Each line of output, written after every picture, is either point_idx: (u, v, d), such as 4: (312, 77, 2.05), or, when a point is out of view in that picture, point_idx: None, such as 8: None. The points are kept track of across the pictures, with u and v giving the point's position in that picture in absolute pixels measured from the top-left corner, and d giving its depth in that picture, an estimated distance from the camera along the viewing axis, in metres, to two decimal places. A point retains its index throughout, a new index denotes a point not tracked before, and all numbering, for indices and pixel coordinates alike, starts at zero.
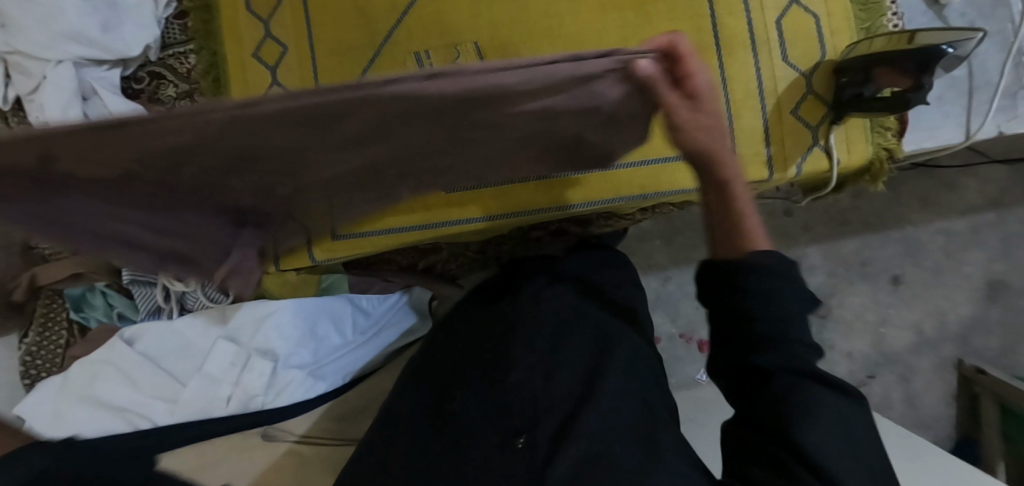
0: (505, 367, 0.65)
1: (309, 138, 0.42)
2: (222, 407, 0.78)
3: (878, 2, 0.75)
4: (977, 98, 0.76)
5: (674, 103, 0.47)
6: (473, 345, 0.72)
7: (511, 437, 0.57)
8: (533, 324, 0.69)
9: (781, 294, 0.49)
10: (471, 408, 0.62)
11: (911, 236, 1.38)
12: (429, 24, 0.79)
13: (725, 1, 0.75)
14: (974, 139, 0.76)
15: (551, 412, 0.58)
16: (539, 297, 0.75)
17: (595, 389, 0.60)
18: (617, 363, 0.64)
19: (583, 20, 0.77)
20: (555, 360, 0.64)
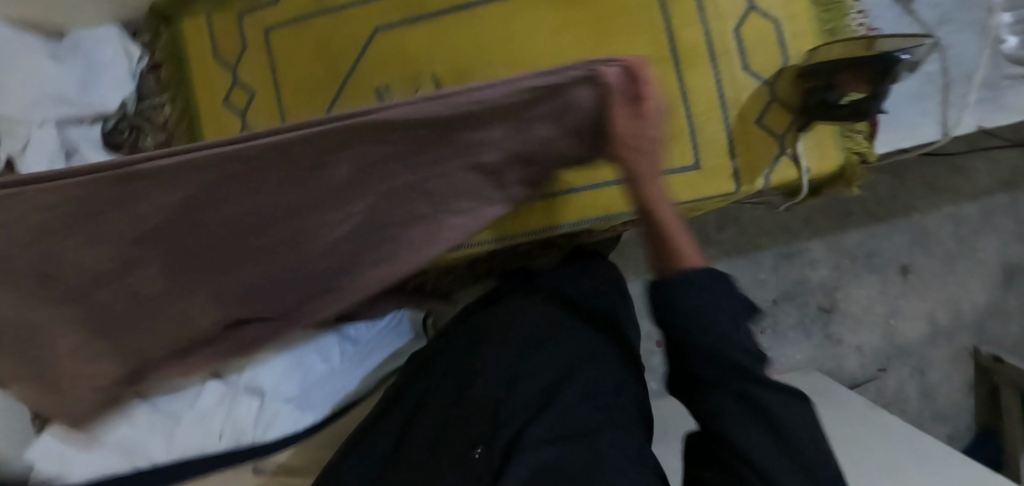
0: (472, 378, 0.66)
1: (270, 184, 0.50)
2: (216, 442, 0.81)
3: (841, 2, 0.73)
4: (954, 92, 0.73)
5: (626, 118, 0.47)
6: (449, 360, 0.73)
7: (471, 449, 0.59)
8: (503, 337, 0.70)
9: (708, 305, 0.46)
10: (435, 420, 0.65)
11: (919, 224, 1.34)
12: (388, 59, 0.80)
13: (680, 13, 0.74)
14: (952, 135, 0.73)
15: (509, 419, 0.59)
16: (515, 310, 0.75)
17: (555, 395, 0.60)
18: (586, 369, 0.63)
19: (538, 43, 0.77)
20: (519, 367, 0.65)
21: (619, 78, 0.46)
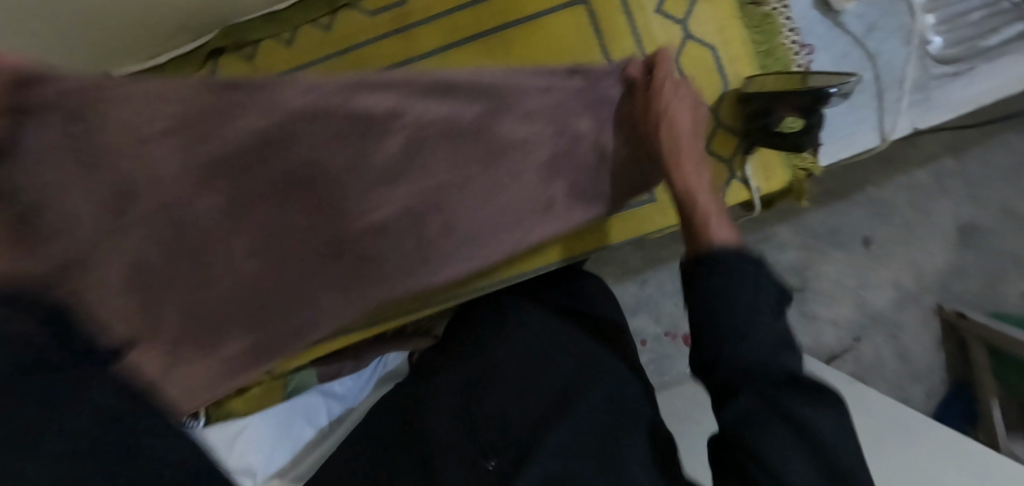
0: (477, 392, 0.67)
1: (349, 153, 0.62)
2: None
3: (772, 23, 0.75)
4: (887, 97, 0.76)
5: (666, 79, 0.61)
6: (447, 367, 0.73)
7: (480, 459, 0.61)
8: (512, 347, 0.70)
9: (737, 287, 0.50)
10: (441, 428, 0.66)
11: (877, 197, 1.38)
12: (394, 44, 0.79)
13: (619, 50, 0.75)
14: (890, 141, 0.76)
15: (516, 435, 0.62)
16: (517, 314, 0.74)
17: (561, 404, 0.62)
18: (589, 377, 0.64)
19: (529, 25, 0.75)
20: (525, 379, 0.66)
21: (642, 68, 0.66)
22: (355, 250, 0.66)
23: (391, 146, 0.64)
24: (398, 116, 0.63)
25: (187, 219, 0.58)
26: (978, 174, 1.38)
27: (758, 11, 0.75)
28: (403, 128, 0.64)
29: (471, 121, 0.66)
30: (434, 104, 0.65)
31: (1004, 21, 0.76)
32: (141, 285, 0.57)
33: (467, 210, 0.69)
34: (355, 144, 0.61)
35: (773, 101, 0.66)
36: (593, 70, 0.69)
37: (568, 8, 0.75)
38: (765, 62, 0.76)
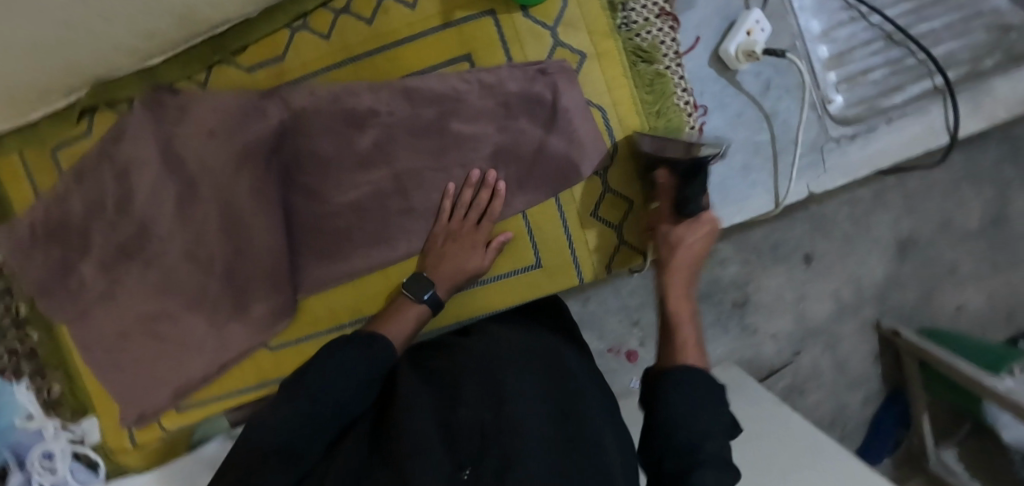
0: (454, 399, 0.53)
1: (435, 147, 0.73)
2: None
3: (663, 82, 0.71)
4: (782, 160, 0.74)
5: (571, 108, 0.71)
6: (411, 375, 0.59)
7: (455, 467, 0.46)
8: (493, 357, 0.58)
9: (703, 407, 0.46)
10: (414, 421, 0.49)
11: (820, 213, 1.24)
12: (273, 60, 0.74)
13: (505, 105, 0.72)
14: (783, 206, 0.74)
15: (504, 433, 0.47)
16: (490, 334, 0.65)
17: (546, 421, 0.51)
18: (569, 402, 0.55)
19: (421, 51, 0.72)
20: (506, 383, 0.53)
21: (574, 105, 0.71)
22: (319, 223, 0.75)
23: (365, 139, 0.73)
24: (468, 99, 0.72)
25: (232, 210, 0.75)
26: (917, 189, 1.26)
27: (648, 69, 0.71)
28: (378, 126, 0.72)
29: (430, 121, 0.72)
30: (472, 120, 0.72)
31: (909, 79, 0.74)
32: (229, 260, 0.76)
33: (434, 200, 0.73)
34: (306, 132, 0.73)
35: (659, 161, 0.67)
36: (494, 98, 0.71)
37: (455, 65, 0.72)
38: (654, 124, 0.72)
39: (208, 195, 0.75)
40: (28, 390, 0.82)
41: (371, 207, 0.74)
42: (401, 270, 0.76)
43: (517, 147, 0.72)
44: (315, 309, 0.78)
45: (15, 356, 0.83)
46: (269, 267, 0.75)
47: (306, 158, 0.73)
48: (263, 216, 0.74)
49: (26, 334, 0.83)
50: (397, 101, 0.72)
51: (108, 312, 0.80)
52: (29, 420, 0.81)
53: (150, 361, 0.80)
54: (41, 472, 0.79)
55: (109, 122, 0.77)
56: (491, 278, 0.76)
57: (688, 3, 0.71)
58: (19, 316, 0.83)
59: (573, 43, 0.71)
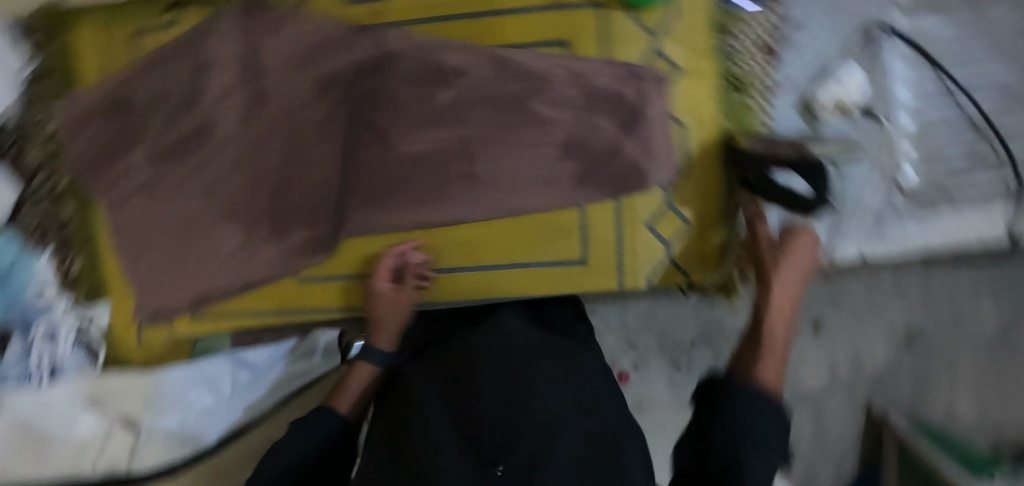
0: (472, 388, 0.54)
1: (510, 121, 0.72)
2: (87, 471, 0.77)
3: (748, 112, 0.72)
4: (842, 216, 0.75)
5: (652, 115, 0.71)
6: (419, 375, 0.60)
7: (484, 462, 0.47)
8: (503, 346, 0.58)
9: (755, 414, 0.46)
10: (435, 428, 0.52)
11: (838, 284, 1.25)
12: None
13: (589, 97, 0.71)
14: (832, 259, 0.75)
15: (526, 431, 0.48)
16: (503, 320, 0.65)
17: (567, 416, 0.52)
18: (584, 398, 0.56)
19: (519, 22, 0.71)
20: (523, 375, 0.54)
21: (656, 112, 0.71)
22: (377, 168, 0.74)
23: (444, 97, 0.72)
24: (555, 84, 0.72)
25: (296, 135, 0.75)
26: None
27: (736, 98, 0.72)
28: (459, 86, 0.72)
29: (511, 95, 0.72)
30: (554, 103, 0.72)
31: (983, 171, 0.74)
32: (276, 182, 0.76)
33: (496, 171, 0.73)
34: (390, 78, 0.73)
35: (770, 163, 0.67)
36: (580, 87, 0.71)
37: (549, 46, 0.71)
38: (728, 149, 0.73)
39: (275, 114, 0.76)
40: (48, 263, 0.83)
41: (432, 165, 0.73)
42: (445, 236, 0.75)
43: (589, 141, 0.72)
44: (350, 251, 0.76)
45: (44, 225, 0.83)
46: (318, 199, 0.75)
47: (382, 101, 0.73)
48: (327, 150, 0.75)
49: (62, 207, 0.82)
50: (485, 68, 0.72)
51: (143, 204, 0.79)
52: (44, 293, 0.83)
53: (173, 261, 0.79)
54: (44, 343, 0.81)
55: (194, 20, 0.77)
56: (532, 263, 0.75)
57: (792, 43, 0.72)
58: (58, 189, 0.82)
59: (669, 53, 0.71)
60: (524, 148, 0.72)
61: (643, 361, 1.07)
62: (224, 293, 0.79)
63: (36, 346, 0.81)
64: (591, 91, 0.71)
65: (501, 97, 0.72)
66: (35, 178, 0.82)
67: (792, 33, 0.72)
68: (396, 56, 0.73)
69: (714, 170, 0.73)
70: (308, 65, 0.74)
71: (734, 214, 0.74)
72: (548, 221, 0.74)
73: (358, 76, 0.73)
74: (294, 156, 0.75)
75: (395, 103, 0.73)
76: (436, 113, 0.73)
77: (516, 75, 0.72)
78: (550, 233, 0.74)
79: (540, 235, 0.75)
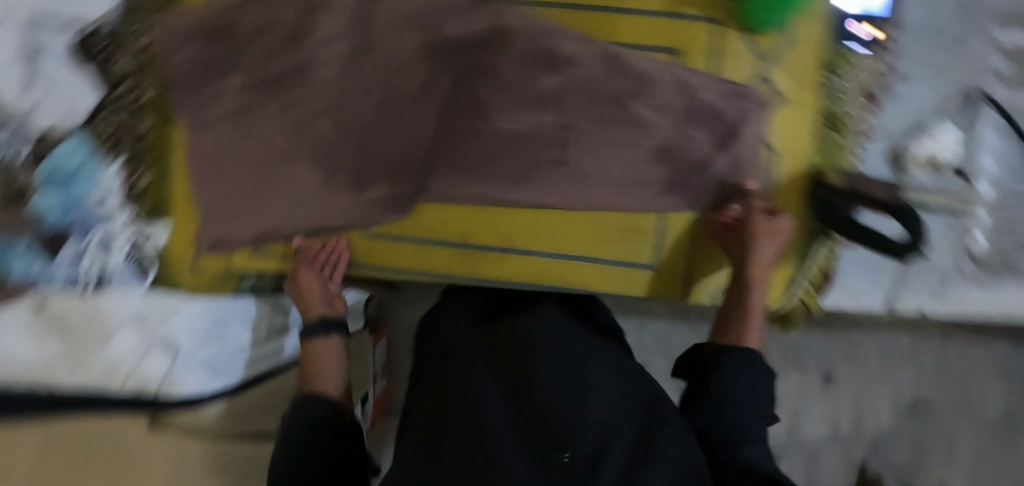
0: (531, 387, 0.59)
1: (608, 117, 0.73)
2: (120, 385, 0.82)
3: (840, 153, 0.73)
4: (910, 271, 0.76)
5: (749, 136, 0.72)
6: (478, 368, 0.66)
7: (553, 450, 0.51)
8: (555, 354, 0.65)
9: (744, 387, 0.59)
10: (495, 414, 0.57)
11: (854, 340, 1.26)
12: None
13: (690, 108, 0.72)
14: (892, 311, 0.77)
15: (588, 427, 0.53)
16: (551, 326, 0.71)
17: (621, 414, 0.57)
18: (636, 398, 0.61)
19: (637, 25, 0.73)
20: (578, 380, 0.60)
21: (753, 134, 0.72)
22: (469, 140, 0.75)
23: (550, 81, 0.73)
24: (659, 89, 0.72)
25: (394, 92, 0.76)
26: (957, 363, 1.23)
27: (833, 136, 0.73)
28: (566, 74, 0.73)
29: (616, 91, 0.73)
30: (655, 107, 0.73)
31: None
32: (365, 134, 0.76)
33: (585, 163, 0.74)
34: (500, 55, 0.74)
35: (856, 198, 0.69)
36: (683, 97, 0.72)
37: (661, 52, 0.73)
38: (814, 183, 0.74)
39: (375, 68, 0.76)
40: (117, 172, 0.83)
41: (525, 146, 0.74)
42: (522, 217, 0.76)
43: (681, 151, 0.73)
44: (427, 216, 0.77)
45: (120, 134, 0.83)
46: (402, 158, 0.76)
47: (487, 75, 0.74)
48: (421, 112, 0.75)
49: (142, 119, 0.82)
50: (596, 61, 0.73)
51: (230, 131, 0.79)
52: (105, 202, 0.82)
53: (248, 192, 0.79)
54: (96, 252, 0.82)
55: None
56: (605, 260, 0.76)
57: (894, 94, 0.74)
58: (142, 100, 0.82)
59: (776, 81, 0.72)
60: (616, 147, 0.73)
61: None
62: (292, 232, 0.80)
63: (88, 253, 0.82)
64: (693, 103, 0.72)
65: (605, 92, 0.73)
66: (120, 86, 0.82)
67: (895, 84, 0.74)
68: (512, 35, 0.73)
69: (794, 202, 0.74)
70: (420, 26, 0.75)
71: (809, 249, 0.74)
72: (627, 221, 0.75)
73: (469, 46, 0.74)
74: (388, 113, 0.76)
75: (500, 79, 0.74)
76: (538, 97, 0.73)
77: (625, 73, 0.72)
78: (627, 233, 0.75)
79: (616, 233, 0.75)
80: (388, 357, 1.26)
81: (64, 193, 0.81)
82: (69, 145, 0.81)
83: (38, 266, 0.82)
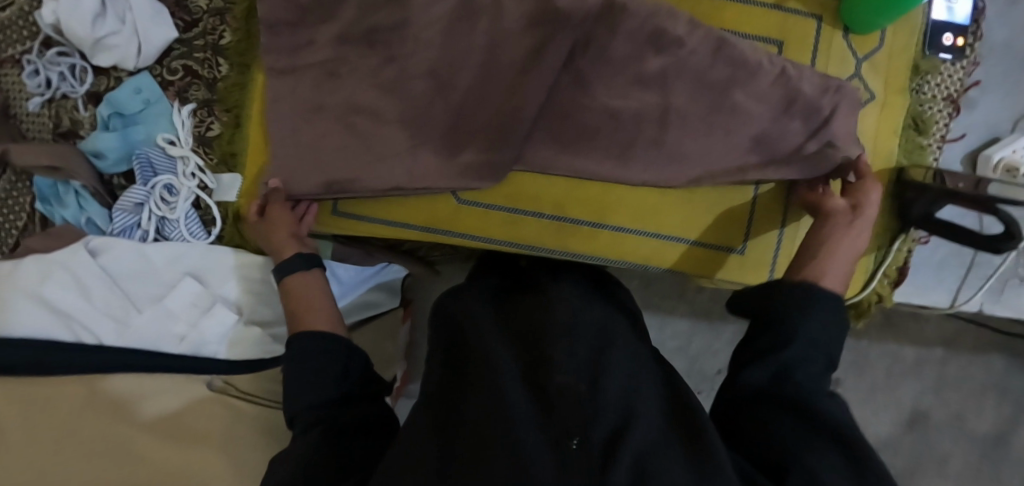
0: (544, 363, 0.51)
1: (710, 103, 0.73)
2: (171, 345, 0.74)
3: (922, 155, 0.77)
4: (974, 272, 0.81)
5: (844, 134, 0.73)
6: (484, 336, 0.56)
7: (560, 434, 0.43)
8: (571, 330, 0.56)
9: (809, 321, 0.55)
10: (508, 381, 0.48)
11: (856, 346, 1.13)
12: None
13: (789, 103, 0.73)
14: (956, 309, 0.81)
15: (603, 414, 0.45)
16: (566, 303, 0.62)
17: (641, 402, 0.49)
18: (655, 394, 0.53)
19: (743, 18, 0.74)
20: (597, 364, 0.52)
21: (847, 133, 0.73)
22: (567, 114, 0.73)
23: (655, 63, 0.71)
24: (763, 78, 0.72)
25: (490, 60, 0.71)
26: (958, 377, 1.12)
27: (917, 139, 0.77)
28: (674, 55, 0.71)
29: (718, 80, 0.72)
30: (758, 97, 0.72)
31: None
32: (457, 99, 0.72)
33: (684, 148, 0.74)
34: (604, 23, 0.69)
35: (941, 197, 0.71)
36: (785, 88, 0.72)
37: (767, 44, 0.74)
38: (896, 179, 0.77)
39: (467, 23, 0.71)
40: (186, 115, 0.77)
41: (628, 126, 0.74)
42: (622, 193, 0.76)
43: (777, 141, 0.73)
44: (523, 185, 0.76)
45: (194, 77, 0.78)
46: (494, 125, 0.72)
47: (591, 45, 0.70)
48: (517, 79, 0.71)
49: (216, 63, 0.77)
50: (705, 44, 0.71)
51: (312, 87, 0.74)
52: (169, 146, 0.77)
53: (322, 152, 0.74)
54: (157, 203, 0.76)
55: None
56: (693, 240, 0.79)
57: (971, 103, 0.80)
58: (219, 44, 0.78)
59: (869, 82, 0.75)
60: (713, 132, 0.73)
61: None
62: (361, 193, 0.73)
63: (148, 203, 0.76)
64: (795, 95, 0.72)
65: (710, 77, 0.72)
66: (195, 26, 0.78)
67: (972, 92, 0.80)
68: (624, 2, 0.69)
69: None
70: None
71: (890, 243, 0.77)
72: (721, 203, 0.77)
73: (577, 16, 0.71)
74: (482, 77, 0.72)
75: (606, 54, 0.71)
76: (643, 76, 0.72)
77: (733, 60, 0.71)
78: (719, 217, 0.78)
79: (709, 215, 0.78)
80: (409, 339, 1.19)
81: (123, 134, 0.76)
82: (132, 83, 0.76)
83: (92, 211, 0.77)
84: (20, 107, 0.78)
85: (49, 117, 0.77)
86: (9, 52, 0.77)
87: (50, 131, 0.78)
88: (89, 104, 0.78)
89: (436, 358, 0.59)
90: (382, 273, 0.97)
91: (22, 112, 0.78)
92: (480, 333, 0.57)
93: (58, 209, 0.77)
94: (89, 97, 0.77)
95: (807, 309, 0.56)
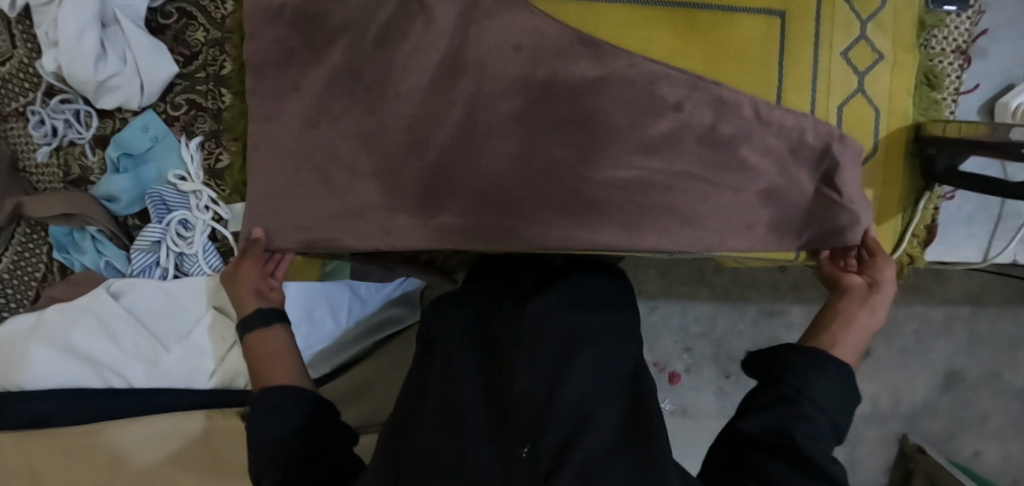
0: (504, 372, 0.49)
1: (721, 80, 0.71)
2: (203, 381, 0.74)
3: (938, 111, 0.76)
4: (1003, 223, 0.81)
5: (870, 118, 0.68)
6: (458, 345, 0.54)
7: (512, 442, 0.43)
8: (540, 331, 0.53)
9: (813, 374, 0.51)
10: (465, 399, 0.48)
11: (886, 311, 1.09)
12: None
13: (796, 73, 0.73)
14: (990, 262, 0.80)
15: (559, 418, 0.44)
16: (542, 298, 0.58)
17: (601, 403, 0.47)
18: (623, 390, 0.50)
19: None
20: (561, 369, 0.49)
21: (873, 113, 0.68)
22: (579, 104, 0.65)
23: None
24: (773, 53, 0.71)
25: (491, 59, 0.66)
26: (993, 331, 1.09)
27: (931, 95, 0.76)
28: None
29: None
30: None
31: None
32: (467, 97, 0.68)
33: None
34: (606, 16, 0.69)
35: (964, 149, 0.69)
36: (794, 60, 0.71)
37: (769, 16, 0.72)
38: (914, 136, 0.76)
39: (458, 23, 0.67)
40: (194, 150, 0.77)
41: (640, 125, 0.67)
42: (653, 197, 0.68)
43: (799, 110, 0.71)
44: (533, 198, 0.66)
45: (198, 110, 0.78)
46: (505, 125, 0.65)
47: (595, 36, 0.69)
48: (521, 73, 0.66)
49: (219, 94, 0.78)
50: None
51: (309, 107, 0.70)
52: (181, 181, 0.76)
53: (327, 182, 0.70)
54: (174, 239, 0.75)
55: None
56: None
57: (982, 52, 0.79)
58: (220, 74, 0.78)
59: (876, 43, 0.75)
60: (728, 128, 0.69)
61: (697, 365, 1.08)
62: (368, 214, 0.70)
63: (166, 241, 0.75)
64: None
65: None
66: (195, 59, 0.78)
67: (981, 42, 0.79)
68: None
69: (900, 158, 0.76)
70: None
71: (915, 203, 0.76)
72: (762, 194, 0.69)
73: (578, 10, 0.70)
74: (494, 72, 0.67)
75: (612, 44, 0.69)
76: None
77: None
78: None
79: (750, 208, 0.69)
80: None
81: (135, 174, 0.76)
82: (138, 121, 0.76)
83: (111, 254, 0.77)
84: (26, 158, 0.77)
85: (59, 166, 0.78)
86: (13, 106, 0.76)
87: (60, 180, 0.78)
88: (96, 148, 0.78)
89: (417, 372, 0.55)
90: (401, 289, 0.90)
91: (29, 163, 0.78)
92: (449, 348, 0.54)
93: (76, 256, 0.77)
94: (95, 141, 0.78)
95: (806, 363, 0.52)
